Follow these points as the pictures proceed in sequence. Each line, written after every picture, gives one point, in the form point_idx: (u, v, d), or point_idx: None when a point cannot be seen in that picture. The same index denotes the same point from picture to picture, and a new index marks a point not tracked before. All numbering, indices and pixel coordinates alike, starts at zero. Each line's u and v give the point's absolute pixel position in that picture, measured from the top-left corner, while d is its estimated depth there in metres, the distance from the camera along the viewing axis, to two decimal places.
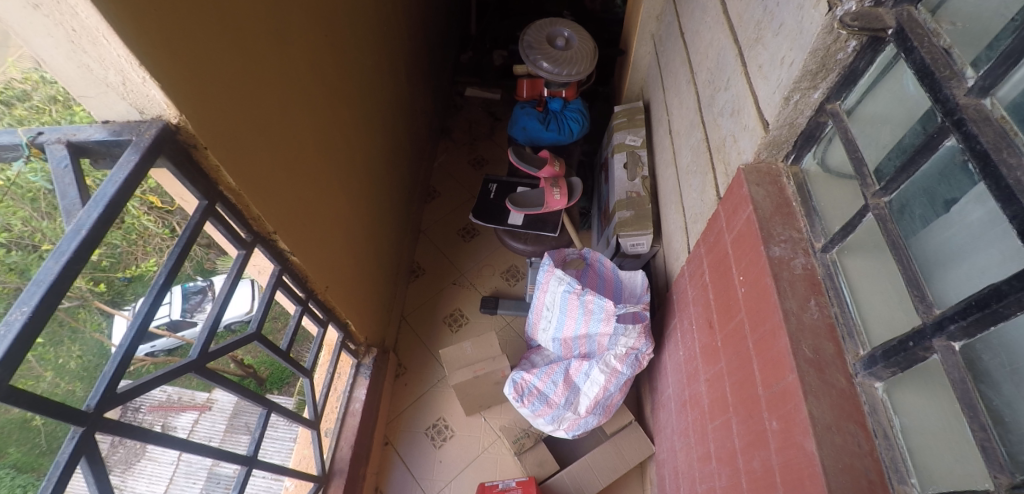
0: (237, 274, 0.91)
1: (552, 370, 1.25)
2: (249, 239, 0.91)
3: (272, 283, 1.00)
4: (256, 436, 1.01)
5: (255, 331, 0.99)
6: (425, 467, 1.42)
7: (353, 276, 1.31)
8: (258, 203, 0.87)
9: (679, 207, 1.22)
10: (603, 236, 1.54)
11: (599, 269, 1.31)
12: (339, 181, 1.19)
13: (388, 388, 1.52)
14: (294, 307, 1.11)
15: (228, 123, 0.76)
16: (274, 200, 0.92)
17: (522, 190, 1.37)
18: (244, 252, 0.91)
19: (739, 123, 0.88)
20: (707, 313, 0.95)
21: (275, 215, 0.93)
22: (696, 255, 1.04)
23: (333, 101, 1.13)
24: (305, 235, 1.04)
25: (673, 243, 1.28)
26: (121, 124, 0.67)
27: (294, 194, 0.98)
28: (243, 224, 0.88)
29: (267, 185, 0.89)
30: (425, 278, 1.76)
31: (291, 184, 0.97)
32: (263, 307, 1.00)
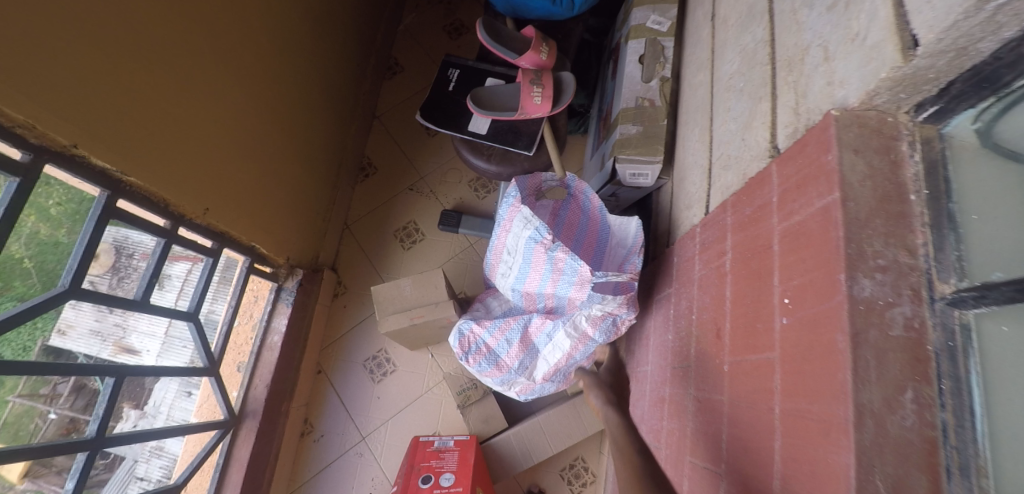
0: (8, 217, 0.57)
1: (506, 325, 0.99)
2: (29, 163, 0.58)
3: (97, 219, 0.70)
4: (100, 412, 0.78)
5: (68, 286, 0.68)
6: (360, 402, 1.27)
7: (259, 189, 1.00)
8: (12, 102, 0.52)
9: (705, 137, 0.86)
10: (598, 152, 1.19)
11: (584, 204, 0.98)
12: (214, 54, 0.80)
13: (322, 312, 1.30)
14: (153, 242, 0.82)
15: None
16: (51, 91, 0.56)
17: (492, 85, 0.98)
18: (16, 179, 0.58)
19: (842, 30, 0.50)
20: (717, 314, 0.67)
21: (62, 117, 0.58)
22: (718, 222, 0.71)
23: None
24: (146, 144, 0.70)
25: (686, 183, 0.94)
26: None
27: (107, 82, 0.62)
28: (5, 137, 0.55)
29: (28, 67, 0.53)
30: (376, 178, 1.43)
31: (95, 63, 0.60)
32: (81, 254, 0.69)
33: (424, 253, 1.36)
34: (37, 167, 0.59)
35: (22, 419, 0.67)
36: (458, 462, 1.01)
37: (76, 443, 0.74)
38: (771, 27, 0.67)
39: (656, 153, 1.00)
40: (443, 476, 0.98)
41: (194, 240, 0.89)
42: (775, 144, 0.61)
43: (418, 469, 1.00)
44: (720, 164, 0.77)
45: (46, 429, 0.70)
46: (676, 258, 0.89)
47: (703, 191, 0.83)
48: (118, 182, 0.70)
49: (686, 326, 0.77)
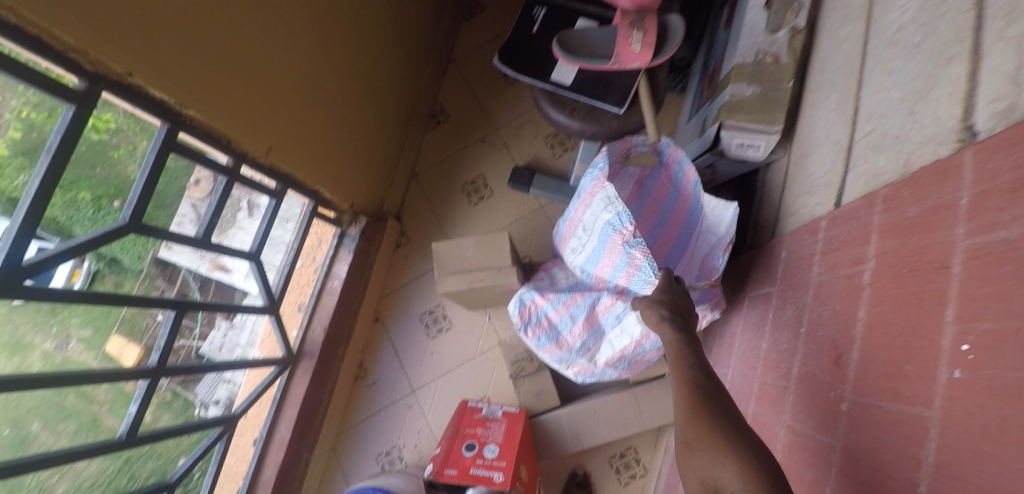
0: (63, 146, 0.55)
1: (573, 300, 0.90)
2: (86, 91, 0.54)
3: (157, 149, 0.67)
4: (161, 345, 0.81)
5: (129, 220, 0.67)
6: (414, 355, 1.25)
7: (324, 129, 0.94)
8: (62, 24, 0.47)
9: (847, 107, 0.68)
10: (698, 114, 1.02)
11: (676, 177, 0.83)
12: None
13: (383, 261, 1.28)
14: (215, 177, 0.80)
15: None
16: (107, 12, 0.50)
17: (583, 26, 0.84)
18: (73, 106, 0.54)
19: None
20: (840, 336, 0.53)
21: (120, 42, 0.52)
22: (861, 219, 0.56)
23: None
24: (203, 74, 0.64)
25: (809, 161, 0.77)
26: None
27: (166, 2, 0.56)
28: (62, 63, 0.50)
29: None
30: (448, 126, 1.35)
31: None
32: (144, 187, 0.68)
33: (491, 210, 1.28)
34: (94, 96, 0.55)
35: (139, 317, 0.78)
36: (504, 435, 0.94)
37: (138, 371, 0.76)
38: None
39: (773, 123, 0.83)
40: (488, 447, 0.91)
41: (255, 180, 0.86)
42: (969, 124, 0.44)
43: (464, 436, 0.95)
44: (870, 145, 0.60)
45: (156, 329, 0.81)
46: (787, 253, 0.73)
47: (839, 175, 0.66)
48: (178, 115, 0.65)
49: (791, 340, 0.64)
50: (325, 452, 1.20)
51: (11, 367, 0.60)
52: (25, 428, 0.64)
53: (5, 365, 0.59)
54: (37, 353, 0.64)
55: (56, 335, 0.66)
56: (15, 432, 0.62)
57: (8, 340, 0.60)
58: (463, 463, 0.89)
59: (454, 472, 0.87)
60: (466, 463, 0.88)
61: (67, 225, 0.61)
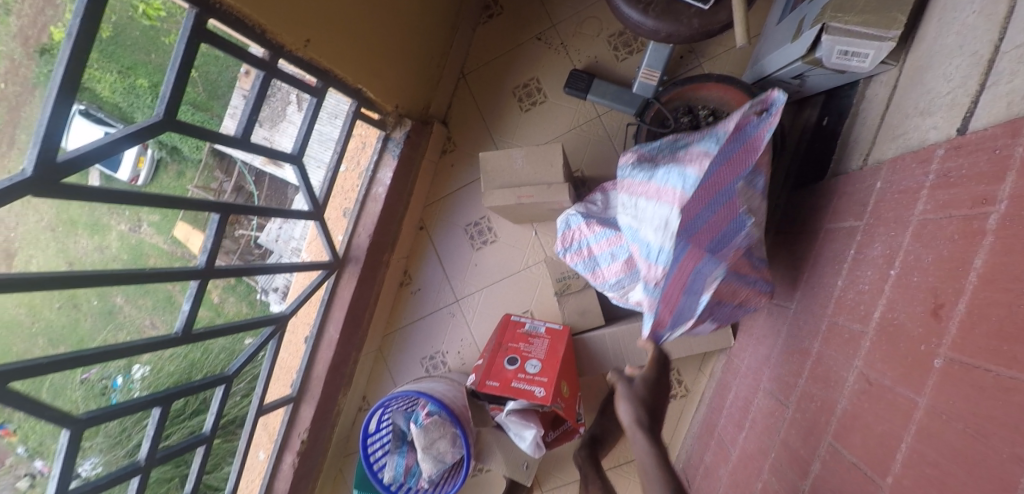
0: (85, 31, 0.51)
1: (616, 239, 0.86)
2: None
3: (188, 38, 0.62)
4: (207, 246, 0.82)
5: (164, 116, 0.63)
6: (458, 267, 1.26)
7: (366, 19, 0.86)
8: None
9: (999, 4, 0.54)
10: (796, 11, 0.87)
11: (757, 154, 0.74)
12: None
13: (428, 169, 1.24)
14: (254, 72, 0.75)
15: None
16: None
17: None
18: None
19: None
20: (942, 285, 0.47)
21: None
22: (995, 151, 0.46)
23: None
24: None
25: (931, 74, 0.65)
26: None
27: None
28: None
29: None
30: (500, 20, 1.22)
31: None
32: (178, 79, 0.63)
33: (543, 118, 1.20)
34: None
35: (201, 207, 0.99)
36: (547, 352, 0.95)
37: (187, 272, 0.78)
38: None
39: (891, 27, 0.69)
40: (529, 363, 0.93)
41: (291, 74, 0.81)
42: None
43: (508, 349, 0.97)
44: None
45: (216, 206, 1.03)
46: (883, 184, 0.64)
47: (971, 95, 0.55)
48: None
49: (876, 282, 0.58)
50: (372, 353, 1.27)
51: (93, 244, 0.80)
52: (110, 299, 0.87)
53: (88, 243, 0.79)
54: (114, 233, 0.85)
55: (129, 219, 0.88)
56: (101, 302, 0.86)
57: (87, 222, 0.79)
58: (505, 376, 0.92)
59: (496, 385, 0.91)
60: (507, 377, 0.91)
61: (129, 110, 0.78)
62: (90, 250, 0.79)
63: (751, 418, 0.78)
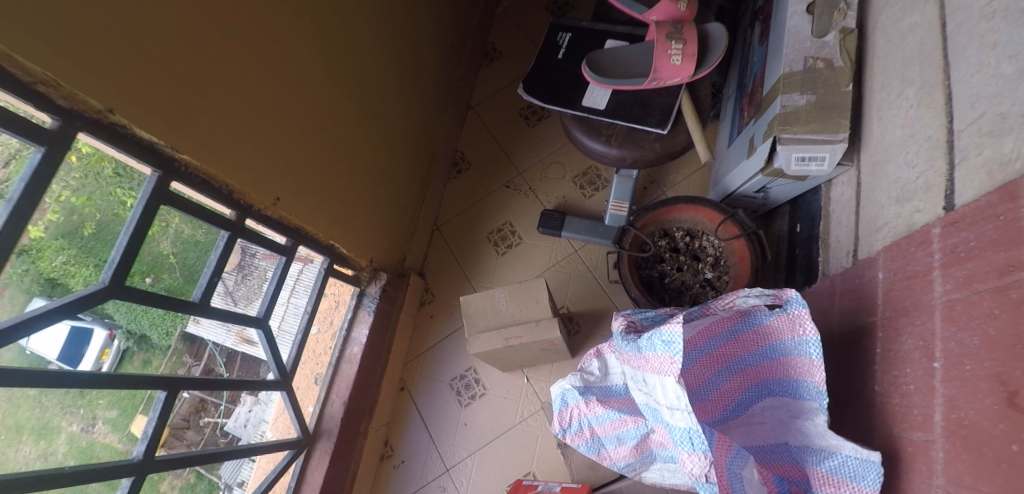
0: (27, 196, 0.48)
1: (621, 422, 0.76)
2: (60, 131, 0.49)
3: (144, 200, 0.61)
4: (150, 432, 0.68)
5: (109, 282, 0.59)
6: (445, 429, 1.12)
7: (336, 178, 0.89)
8: (33, 52, 0.42)
9: (937, 96, 0.59)
10: (743, 134, 0.94)
11: (787, 353, 0.63)
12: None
13: (407, 322, 1.18)
14: (220, 233, 0.73)
15: None
16: (89, 49, 0.46)
17: (613, 47, 0.79)
18: (44, 147, 0.49)
19: None
20: (1005, 368, 0.40)
21: (101, 78, 0.48)
22: (998, 217, 0.44)
23: None
24: (192, 106, 0.58)
25: (893, 167, 0.66)
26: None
27: (159, 42, 0.52)
28: (23, 98, 0.45)
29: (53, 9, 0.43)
30: (470, 174, 1.30)
31: (139, 20, 0.49)
32: (131, 248, 0.61)
33: (522, 259, 1.19)
34: (68, 136, 0.50)
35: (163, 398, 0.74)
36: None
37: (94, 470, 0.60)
38: None
39: (838, 130, 0.74)
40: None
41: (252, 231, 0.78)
42: None
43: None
44: (987, 129, 0.50)
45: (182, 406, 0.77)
46: (885, 274, 0.61)
47: (943, 175, 0.55)
48: (171, 160, 0.61)
49: (922, 380, 0.50)
50: None
51: (37, 452, 0.56)
52: None
53: (31, 450, 0.56)
54: (63, 436, 0.59)
55: (83, 417, 0.62)
56: None
57: (36, 424, 0.56)
58: None
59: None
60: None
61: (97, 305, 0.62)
62: (31, 461, 0.56)
63: None
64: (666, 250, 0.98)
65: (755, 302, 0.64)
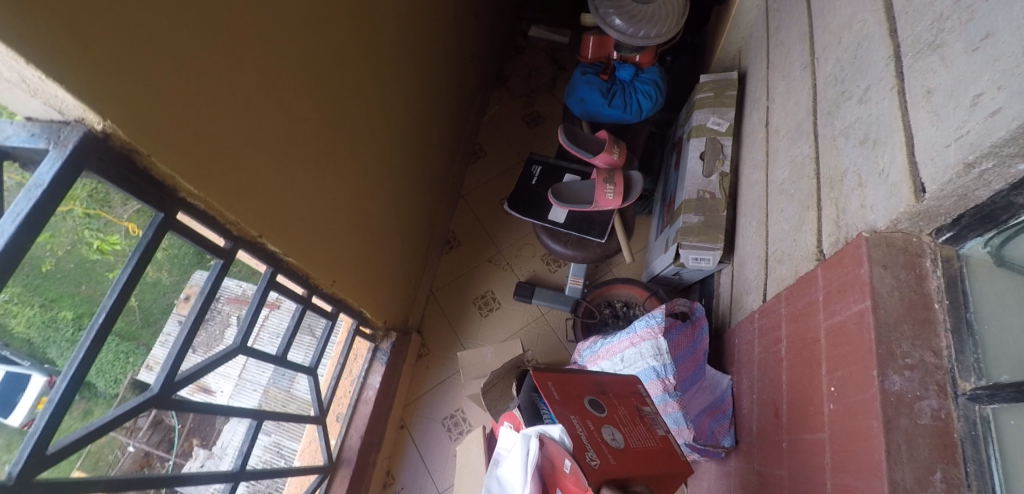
0: (212, 289, 0.75)
1: None
2: (229, 248, 0.75)
3: (263, 286, 0.87)
4: (242, 450, 0.92)
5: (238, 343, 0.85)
6: (437, 459, 1.39)
7: (371, 262, 1.17)
8: (232, 208, 0.69)
9: (761, 230, 0.97)
10: (663, 235, 1.32)
11: (699, 345, 1.05)
12: (348, 138, 0.97)
13: (408, 371, 1.45)
14: (292, 307, 0.97)
15: (177, 120, 0.57)
16: (257, 201, 0.74)
17: (569, 180, 1.15)
18: (220, 260, 0.75)
19: (872, 164, 0.62)
20: (776, 395, 0.76)
21: (260, 217, 0.75)
22: (774, 312, 0.81)
23: (350, 66, 0.93)
24: (298, 226, 0.86)
25: (744, 270, 1.04)
26: (41, 125, 0.50)
27: (289, 190, 0.81)
28: (220, 232, 0.71)
29: (248, 183, 0.71)
30: (460, 250, 1.63)
31: (282, 178, 0.79)
32: (250, 319, 0.87)
33: (500, 321, 1.51)
34: (233, 252, 0.75)
35: (104, 449, 0.68)
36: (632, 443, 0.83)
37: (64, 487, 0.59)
38: (815, 146, 0.80)
39: (716, 241, 1.12)
40: (607, 430, 0.81)
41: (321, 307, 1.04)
42: (821, 248, 0.72)
43: (580, 390, 0.88)
44: (775, 258, 0.87)
45: (123, 461, 0.71)
46: (737, 339, 0.97)
47: (762, 280, 0.93)
48: (280, 261, 0.86)
49: (749, 405, 0.86)
50: None
51: None
52: None
53: None
54: None
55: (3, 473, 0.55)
56: None
57: None
58: (580, 410, 0.82)
59: (597, 463, 0.72)
60: (597, 439, 0.77)
61: (42, 347, 0.56)
62: None
63: None
64: (610, 317, 1.30)
65: (685, 306, 1.08)
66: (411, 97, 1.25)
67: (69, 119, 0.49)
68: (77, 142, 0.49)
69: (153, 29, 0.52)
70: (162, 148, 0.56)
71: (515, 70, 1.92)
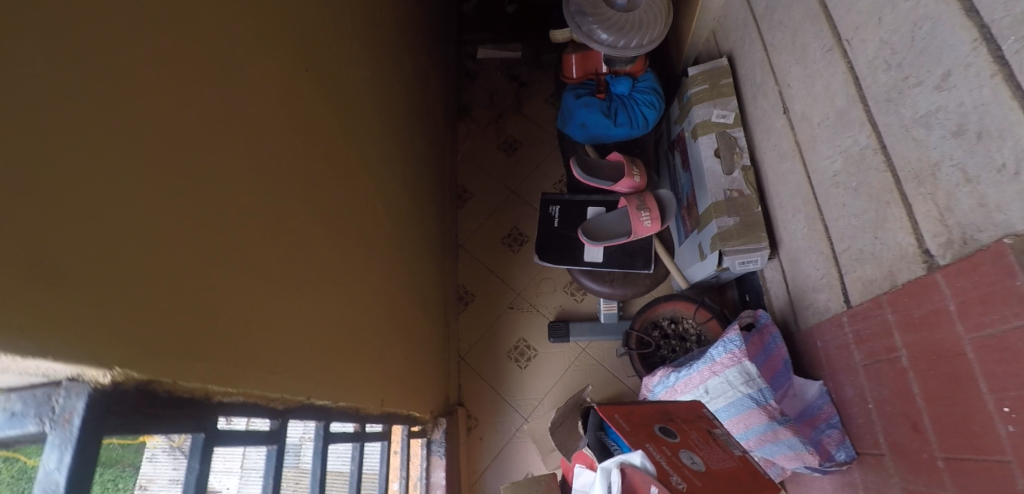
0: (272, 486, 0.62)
1: None
2: (277, 427, 0.62)
3: (318, 446, 0.74)
4: None
5: None
6: None
7: (404, 356, 1.05)
8: (274, 383, 0.56)
9: (818, 226, 0.92)
10: (692, 239, 1.24)
11: (775, 353, 1.01)
12: (354, 239, 0.84)
13: (463, 449, 1.34)
14: (348, 447, 0.84)
15: (203, 320, 0.43)
16: (293, 361, 0.61)
17: (595, 214, 1.07)
18: (272, 445, 0.62)
19: (985, 157, 0.57)
20: (909, 409, 0.71)
21: (301, 376, 0.62)
22: (874, 318, 0.77)
23: (339, 160, 0.80)
24: (336, 362, 0.73)
25: (802, 265, 0.99)
26: (19, 397, 0.32)
27: (317, 328, 0.68)
28: (266, 414, 0.57)
29: (280, 346, 0.58)
30: (477, 302, 1.52)
31: (307, 320, 0.65)
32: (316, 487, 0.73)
33: (542, 367, 1.42)
34: (282, 429, 0.62)
35: None
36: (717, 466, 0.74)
37: None
38: (877, 136, 0.75)
39: (760, 240, 1.08)
40: (684, 455, 0.72)
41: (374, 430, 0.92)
42: (924, 249, 0.67)
43: (647, 415, 0.80)
44: (852, 257, 0.82)
45: None
46: (821, 342, 0.92)
47: (838, 280, 0.87)
48: (330, 411, 0.72)
49: (865, 416, 0.81)
50: None
51: None
52: None
53: None
54: None
55: None
56: None
57: None
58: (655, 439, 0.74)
59: (684, 485, 0.65)
60: (677, 463, 0.69)
61: None
62: None
63: None
64: (661, 338, 1.24)
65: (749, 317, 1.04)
66: (395, 165, 1.13)
67: (60, 380, 0.31)
68: (84, 412, 0.32)
69: (172, 218, 0.38)
70: (197, 363, 0.42)
71: (474, 97, 1.76)
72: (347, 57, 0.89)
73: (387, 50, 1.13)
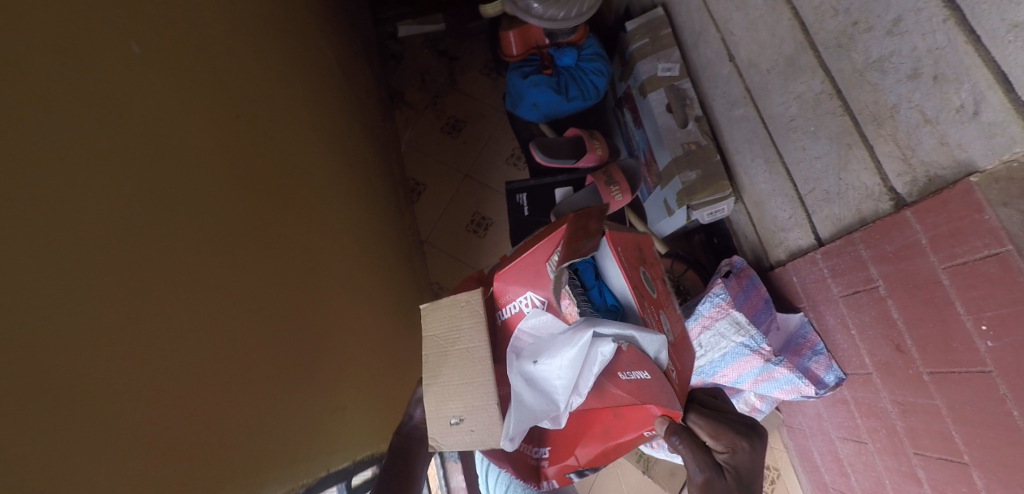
0: None
1: None
2: None
3: None
4: None
5: None
6: None
7: (399, 380, 1.01)
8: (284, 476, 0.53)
9: (779, 168, 0.94)
10: (656, 194, 1.24)
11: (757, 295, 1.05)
12: (326, 282, 0.78)
13: None
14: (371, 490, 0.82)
15: (195, 456, 0.40)
16: (299, 442, 0.57)
17: (563, 197, 1.02)
18: None
19: (945, 98, 0.59)
20: (891, 333, 0.77)
21: (309, 455, 0.59)
22: (848, 254, 0.81)
23: (291, 205, 0.72)
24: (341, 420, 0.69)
25: (767, 207, 1.02)
26: None
27: (315, 395, 0.63)
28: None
29: (283, 431, 0.54)
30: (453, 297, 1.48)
31: (304, 392, 0.60)
32: None
33: None
34: None
35: None
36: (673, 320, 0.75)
37: None
38: (831, 81, 0.76)
39: (724, 188, 1.08)
40: (662, 311, 0.70)
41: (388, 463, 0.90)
42: (889, 187, 0.71)
43: (637, 254, 0.72)
44: (819, 197, 0.86)
45: None
46: (796, 278, 0.97)
47: (806, 219, 0.91)
48: (348, 469, 0.69)
49: (849, 341, 0.88)
50: None
51: None
52: None
53: None
54: None
55: None
56: None
57: None
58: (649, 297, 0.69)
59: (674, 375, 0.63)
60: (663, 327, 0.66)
61: None
62: None
63: (848, 466, 0.99)
64: None
65: (729, 265, 1.08)
66: (340, 181, 1.04)
67: None
68: None
69: (124, 383, 0.34)
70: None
71: (405, 80, 1.57)
72: (275, 82, 0.79)
73: (314, 59, 1.05)
